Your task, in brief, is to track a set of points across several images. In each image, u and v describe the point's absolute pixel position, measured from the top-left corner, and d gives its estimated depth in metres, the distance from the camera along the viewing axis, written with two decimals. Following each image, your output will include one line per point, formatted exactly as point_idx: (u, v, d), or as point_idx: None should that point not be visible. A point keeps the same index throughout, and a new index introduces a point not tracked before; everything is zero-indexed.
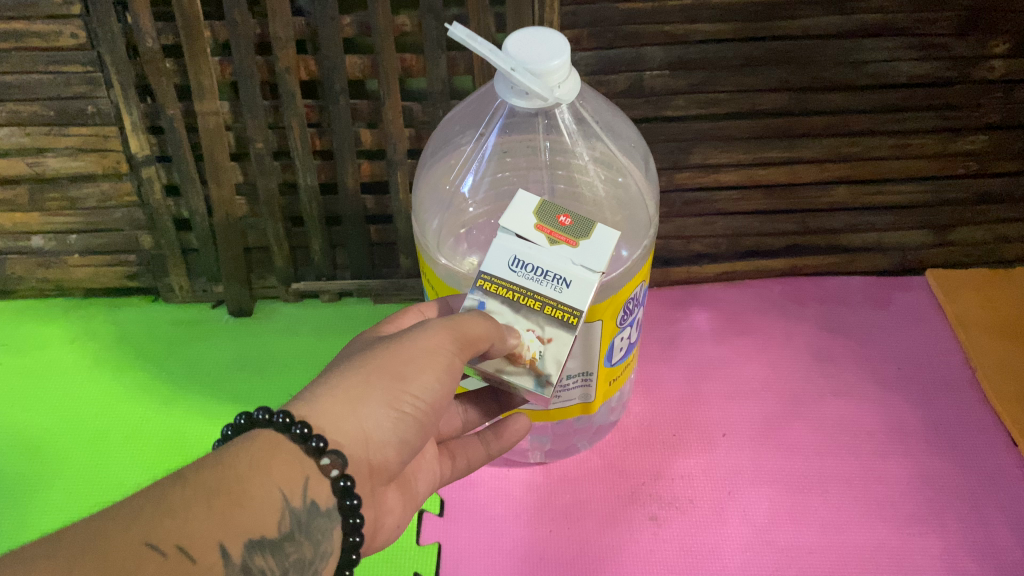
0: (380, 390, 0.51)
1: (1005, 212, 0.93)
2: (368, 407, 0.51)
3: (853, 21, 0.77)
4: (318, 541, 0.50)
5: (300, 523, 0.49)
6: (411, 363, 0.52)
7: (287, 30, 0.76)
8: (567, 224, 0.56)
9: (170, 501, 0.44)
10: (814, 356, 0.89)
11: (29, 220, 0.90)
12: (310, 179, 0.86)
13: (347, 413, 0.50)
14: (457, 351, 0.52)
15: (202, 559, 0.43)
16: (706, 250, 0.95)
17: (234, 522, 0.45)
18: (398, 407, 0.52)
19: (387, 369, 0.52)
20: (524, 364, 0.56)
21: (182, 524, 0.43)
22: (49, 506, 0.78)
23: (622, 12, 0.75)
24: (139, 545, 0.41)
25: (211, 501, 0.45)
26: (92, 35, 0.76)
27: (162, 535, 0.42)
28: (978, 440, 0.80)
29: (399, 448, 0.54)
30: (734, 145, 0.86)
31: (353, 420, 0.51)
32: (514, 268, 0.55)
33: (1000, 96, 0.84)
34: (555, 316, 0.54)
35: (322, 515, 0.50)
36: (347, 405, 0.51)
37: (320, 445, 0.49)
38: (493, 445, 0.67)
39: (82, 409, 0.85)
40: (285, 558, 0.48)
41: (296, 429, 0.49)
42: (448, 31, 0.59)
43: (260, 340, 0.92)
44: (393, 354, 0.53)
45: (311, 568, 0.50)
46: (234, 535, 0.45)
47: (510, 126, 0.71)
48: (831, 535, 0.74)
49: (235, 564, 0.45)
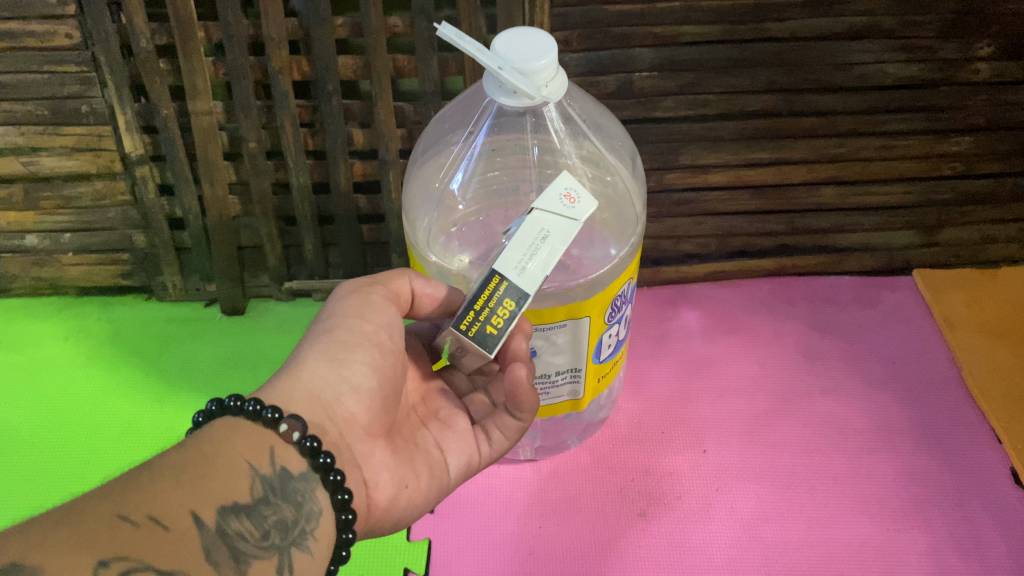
0: (315, 351, 0.57)
1: (991, 212, 0.94)
2: (307, 368, 0.56)
3: (840, 24, 0.78)
4: (299, 503, 0.51)
5: (274, 487, 0.50)
6: (336, 318, 0.58)
7: (280, 31, 0.77)
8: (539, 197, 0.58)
9: (139, 479, 0.45)
10: (802, 355, 0.89)
11: (22, 219, 0.90)
12: (303, 179, 0.86)
13: (292, 383, 0.55)
14: (372, 292, 0.60)
15: (176, 525, 0.44)
16: (695, 250, 0.96)
17: (204, 490, 0.47)
18: (338, 356, 0.57)
19: (316, 333, 0.58)
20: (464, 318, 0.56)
21: (152, 496, 0.44)
22: (47, 497, 0.79)
23: (612, 14, 0.76)
24: (111, 516, 0.42)
25: (179, 475, 0.46)
26: (87, 35, 0.77)
27: (132, 507, 0.43)
28: (964, 437, 0.81)
29: (359, 398, 0.57)
30: (723, 146, 0.86)
31: (300, 386, 0.55)
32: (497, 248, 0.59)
33: (985, 98, 0.85)
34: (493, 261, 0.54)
35: (296, 479, 0.52)
36: (289, 377, 0.56)
37: (276, 415, 0.52)
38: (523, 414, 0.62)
39: (75, 403, 0.86)
40: (264, 521, 0.49)
41: (247, 405, 0.53)
42: (437, 30, 0.59)
43: (252, 338, 0.93)
44: (321, 326, 0.58)
45: (298, 529, 0.50)
46: (206, 503, 0.46)
47: (499, 125, 0.72)
48: (818, 531, 0.74)
49: (211, 528, 0.45)
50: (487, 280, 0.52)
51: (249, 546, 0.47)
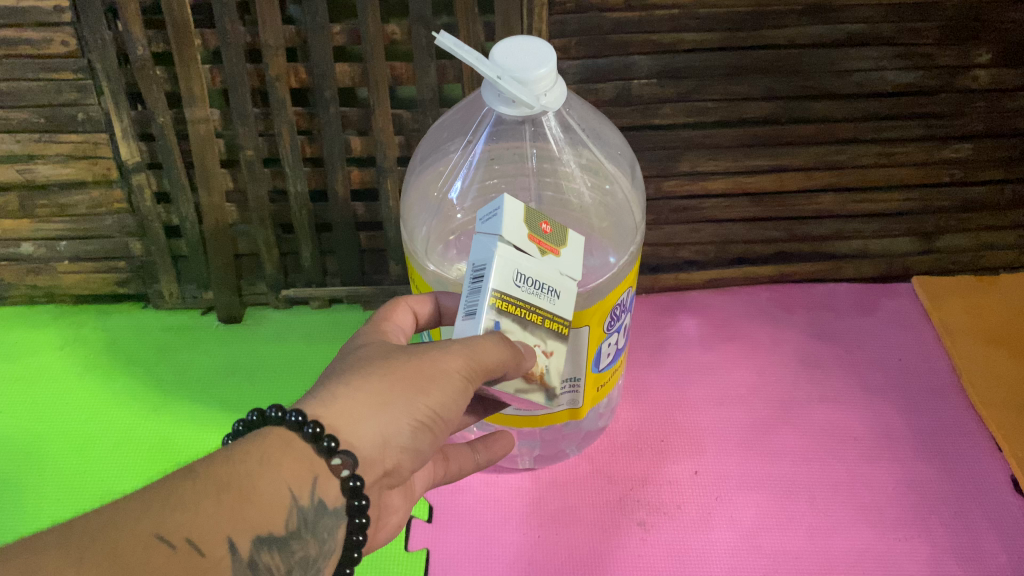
0: (401, 399, 0.52)
1: (989, 219, 0.94)
2: (388, 412, 0.51)
3: (838, 30, 0.78)
4: (323, 540, 0.50)
5: (307, 520, 0.49)
6: (433, 381, 0.52)
7: (277, 38, 0.76)
8: (548, 231, 0.54)
9: (180, 494, 0.44)
10: (802, 363, 0.89)
11: (18, 227, 0.90)
12: (300, 186, 0.86)
13: (365, 416, 0.51)
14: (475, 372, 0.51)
15: (211, 553, 0.44)
16: (694, 257, 0.95)
17: (244, 517, 0.46)
18: (417, 417, 0.52)
19: (410, 384, 0.52)
20: (535, 382, 0.55)
21: (194, 518, 0.44)
22: (33, 501, 0.79)
23: (610, 21, 0.76)
24: (149, 536, 0.42)
25: (222, 496, 0.45)
26: (83, 42, 0.77)
27: (171, 527, 0.43)
28: (964, 445, 0.81)
29: (413, 455, 0.54)
30: (722, 153, 0.86)
31: (371, 422, 0.51)
32: (519, 283, 0.50)
33: (983, 105, 0.85)
34: (553, 328, 0.53)
35: (329, 513, 0.51)
36: (365, 406, 0.51)
37: (331, 446, 0.49)
38: (489, 456, 0.66)
39: (71, 413, 0.85)
40: (291, 555, 0.49)
41: (308, 428, 0.49)
42: (435, 39, 0.59)
43: (249, 348, 0.92)
44: (419, 366, 0.52)
45: (314, 567, 0.50)
46: (243, 531, 0.46)
47: (497, 133, 0.72)
48: (818, 540, 0.74)
49: (243, 559, 0.46)
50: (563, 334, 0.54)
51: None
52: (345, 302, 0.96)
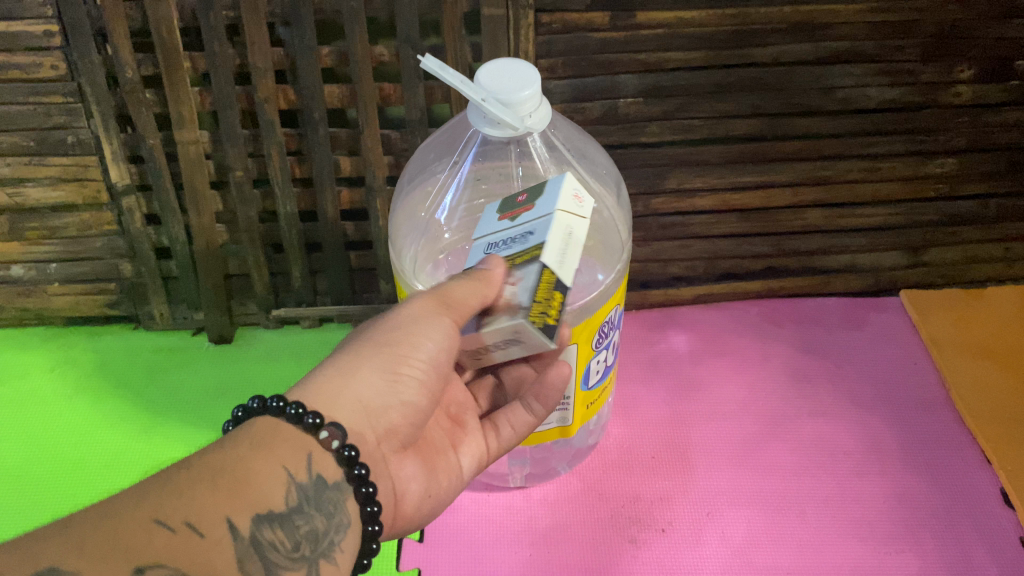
0: (374, 362, 0.55)
1: (974, 232, 0.95)
2: (359, 377, 0.55)
3: (820, 49, 0.79)
4: (330, 513, 0.51)
5: (308, 496, 0.50)
6: (401, 333, 0.55)
7: (266, 60, 0.77)
8: (522, 200, 0.58)
9: (175, 482, 0.45)
10: (791, 378, 0.89)
11: (8, 249, 0.90)
12: (290, 207, 0.86)
13: (339, 389, 0.54)
14: (438, 308, 0.55)
15: (210, 534, 0.44)
16: (683, 273, 0.96)
17: (241, 497, 0.46)
18: (394, 372, 0.55)
19: (378, 345, 0.56)
20: (499, 311, 0.53)
21: (188, 503, 0.44)
22: (22, 523, 0.78)
23: (596, 42, 0.77)
24: (148, 521, 0.43)
25: (216, 480, 0.46)
26: (72, 66, 0.77)
27: (168, 512, 0.43)
28: (953, 457, 0.81)
29: (403, 411, 0.57)
30: (710, 170, 0.87)
31: (348, 392, 0.54)
32: (489, 252, 0.57)
33: (966, 121, 0.86)
34: (526, 259, 0.52)
35: (330, 487, 0.52)
36: (338, 381, 0.54)
37: (316, 421, 0.51)
38: (537, 408, 0.65)
39: (61, 437, 0.85)
40: (296, 531, 0.49)
41: (291, 409, 0.51)
42: (420, 63, 0.61)
43: (240, 368, 0.92)
44: (385, 331, 0.56)
45: (327, 541, 0.50)
46: (241, 510, 0.46)
47: (485, 153, 0.73)
48: (809, 556, 0.74)
49: (245, 538, 0.46)
50: (539, 275, 0.51)
51: (279, 557, 0.47)
52: (336, 321, 0.97)
